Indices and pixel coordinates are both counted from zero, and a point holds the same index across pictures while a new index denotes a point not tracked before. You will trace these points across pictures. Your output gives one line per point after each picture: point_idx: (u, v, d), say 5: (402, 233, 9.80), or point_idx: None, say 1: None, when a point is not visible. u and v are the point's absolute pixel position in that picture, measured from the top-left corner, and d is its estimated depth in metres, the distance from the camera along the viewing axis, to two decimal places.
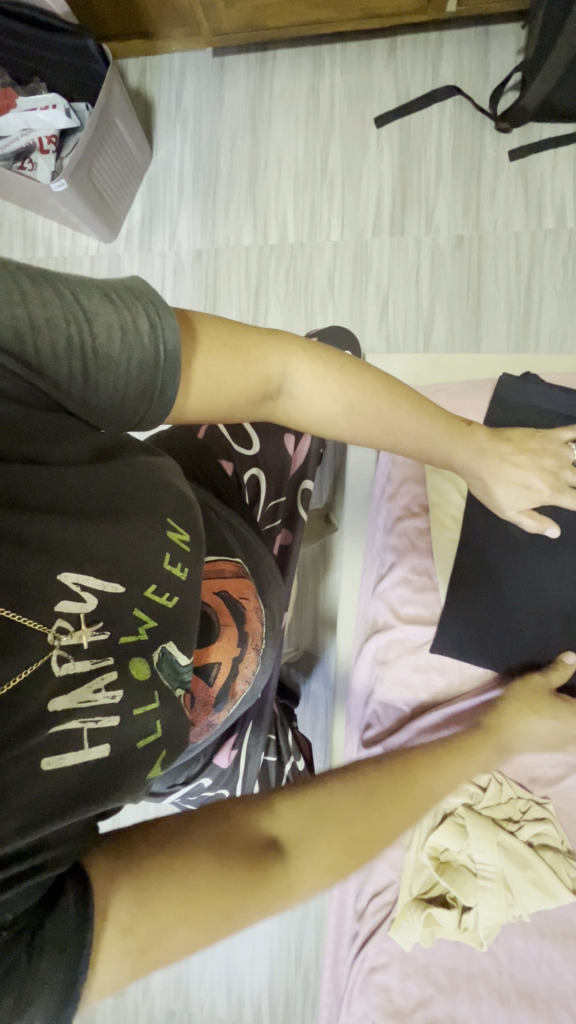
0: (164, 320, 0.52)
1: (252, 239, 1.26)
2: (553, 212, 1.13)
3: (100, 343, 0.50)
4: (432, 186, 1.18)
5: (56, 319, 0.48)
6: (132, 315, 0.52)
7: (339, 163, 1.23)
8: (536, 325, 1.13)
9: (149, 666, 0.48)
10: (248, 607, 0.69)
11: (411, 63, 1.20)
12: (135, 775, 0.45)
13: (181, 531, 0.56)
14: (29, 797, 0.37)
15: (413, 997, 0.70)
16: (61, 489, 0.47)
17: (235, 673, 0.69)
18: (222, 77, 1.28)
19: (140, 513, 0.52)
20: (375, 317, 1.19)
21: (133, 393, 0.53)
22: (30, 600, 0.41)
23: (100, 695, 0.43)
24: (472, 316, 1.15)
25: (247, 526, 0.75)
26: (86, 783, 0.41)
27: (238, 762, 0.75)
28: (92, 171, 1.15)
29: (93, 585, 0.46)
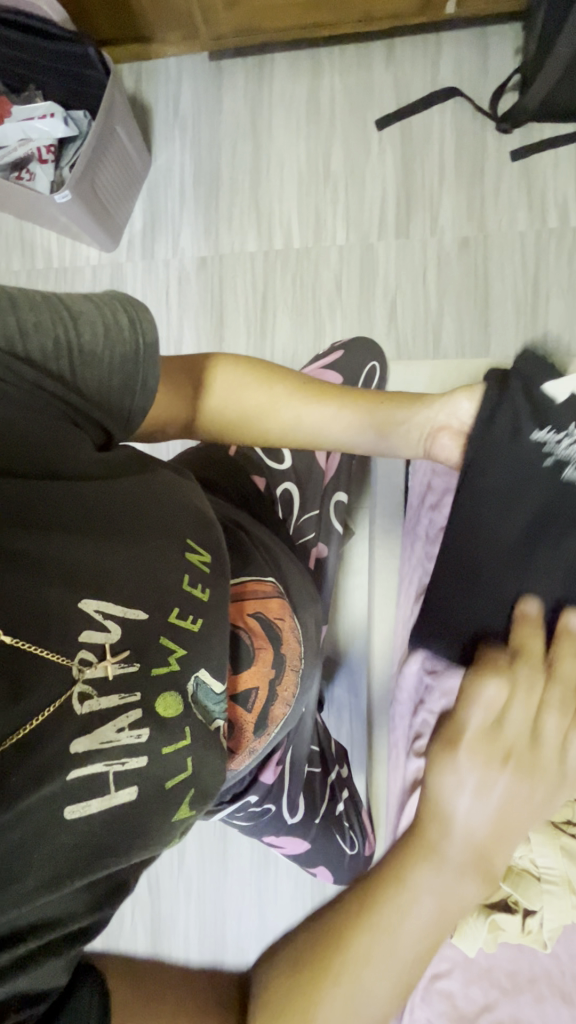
0: (142, 319, 0.61)
1: (256, 245, 1.25)
2: (557, 212, 1.15)
3: (85, 340, 0.57)
4: (436, 189, 1.19)
5: (47, 323, 0.56)
6: (112, 316, 0.60)
7: (341, 166, 1.22)
8: (543, 324, 1.14)
9: (181, 700, 0.52)
10: (283, 628, 0.69)
11: (410, 64, 1.20)
12: (159, 816, 0.50)
13: (201, 552, 0.58)
14: (50, 851, 0.44)
15: (478, 1002, 0.70)
16: (75, 515, 0.51)
17: (274, 697, 0.68)
18: (220, 81, 1.27)
19: (155, 539, 0.55)
20: (384, 319, 1.19)
21: (117, 384, 0.59)
22: (46, 625, 0.46)
23: (123, 733, 0.47)
24: (480, 317, 1.16)
25: (278, 543, 0.75)
26: (111, 824, 0.47)
27: (283, 777, 0.72)
28: (95, 180, 1.14)
29: (114, 616, 0.50)
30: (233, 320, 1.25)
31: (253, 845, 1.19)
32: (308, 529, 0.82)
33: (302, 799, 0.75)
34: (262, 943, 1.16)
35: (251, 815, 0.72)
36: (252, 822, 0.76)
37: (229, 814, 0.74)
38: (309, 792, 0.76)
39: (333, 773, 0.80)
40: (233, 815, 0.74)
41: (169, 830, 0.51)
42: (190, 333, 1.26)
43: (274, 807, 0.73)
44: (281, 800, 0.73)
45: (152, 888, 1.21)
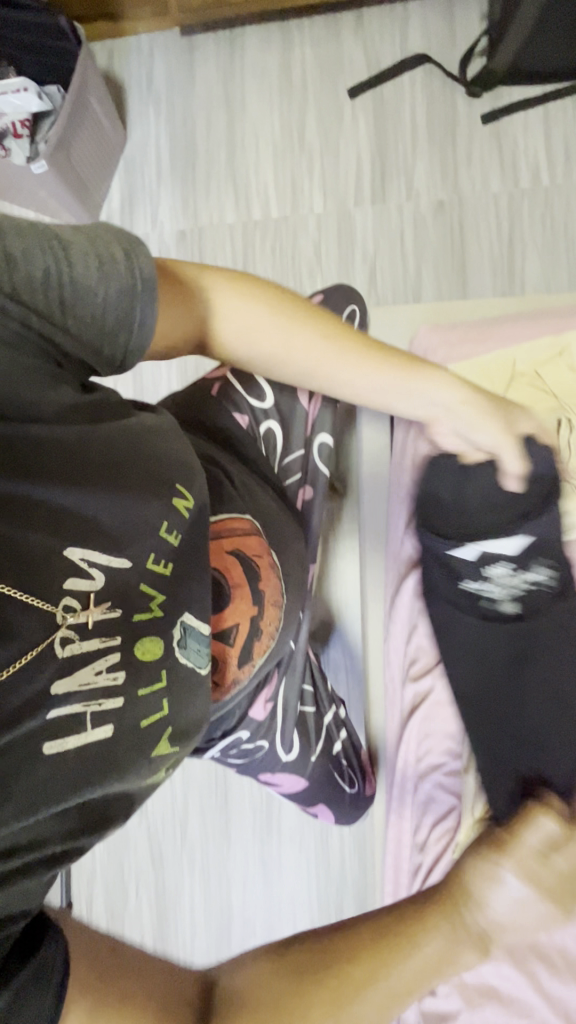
0: (138, 249, 0.54)
1: (235, 216, 1.26)
2: (528, 172, 1.17)
3: (77, 275, 0.51)
4: (410, 154, 1.20)
5: (34, 250, 0.49)
6: (104, 249, 0.53)
7: (316, 135, 1.24)
8: (521, 280, 1.16)
9: (162, 644, 0.54)
10: (261, 565, 0.69)
11: (379, 33, 1.21)
12: (138, 752, 0.51)
13: (186, 499, 0.60)
14: (30, 782, 0.44)
15: None
16: (58, 459, 0.51)
17: (255, 634, 0.68)
18: (192, 56, 1.27)
19: (138, 484, 0.56)
20: (364, 283, 1.21)
21: (110, 321, 0.54)
22: (34, 573, 0.47)
23: (101, 675, 0.49)
24: (458, 277, 1.18)
25: (256, 484, 0.75)
26: (90, 762, 0.48)
27: (274, 713, 0.76)
28: (71, 153, 1.14)
29: (98, 563, 0.51)
30: None
31: (255, 812, 1.19)
32: (293, 471, 0.82)
33: (296, 737, 0.78)
34: (268, 909, 1.16)
35: (244, 750, 0.76)
36: (246, 762, 0.79)
37: (223, 753, 0.77)
38: (304, 732, 0.79)
39: (329, 715, 0.82)
40: (227, 754, 0.77)
41: (150, 770, 0.53)
42: None
43: (267, 743, 0.77)
44: (273, 736, 0.76)
45: (155, 861, 1.21)
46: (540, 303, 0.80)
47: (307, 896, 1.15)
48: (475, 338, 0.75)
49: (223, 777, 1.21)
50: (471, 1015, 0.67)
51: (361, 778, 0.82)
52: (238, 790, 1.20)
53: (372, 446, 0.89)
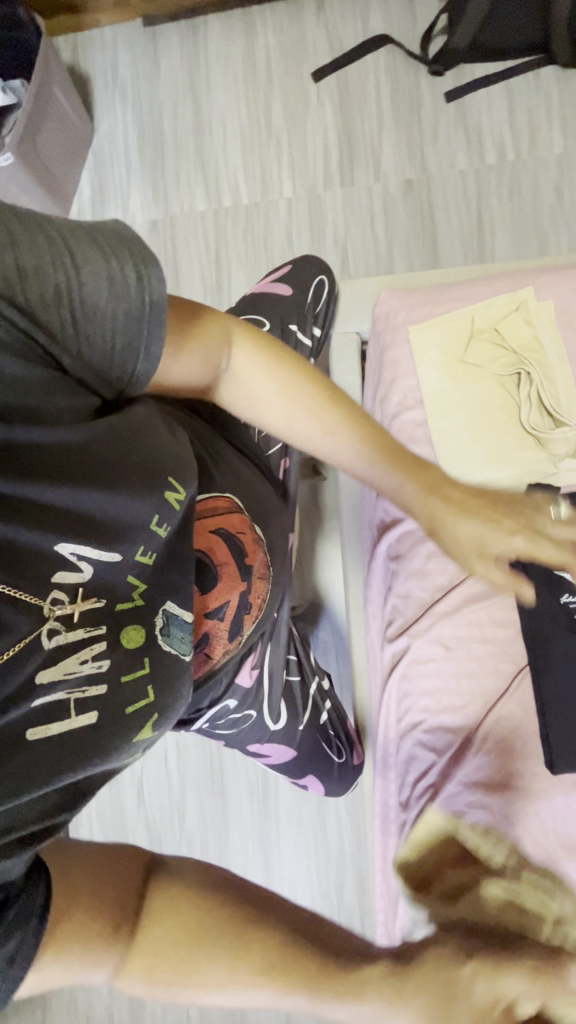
0: (150, 269, 0.53)
1: (206, 205, 1.26)
2: (494, 147, 1.18)
3: (87, 291, 0.51)
4: (377, 134, 1.21)
5: (45, 265, 0.49)
6: (119, 266, 0.52)
7: (282, 120, 1.24)
8: (491, 254, 1.17)
9: (144, 633, 0.55)
10: (246, 540, 0.70)
11: (341, 16, 1.22)
12: (121, 736, 0.51)
13: (177, 492, 0.59)
14: (13, 766, 0.45)
15: None
16: (55, 459, 0.52)
17: (245, 605, 0.69)
18: (156, 47, 1.28)
19: (131, 482, 0.56)
20: (337, 264, 1.21)
21: (120, 347, 0.55)
22: (28, 568, 0.48)
23: (87, 662, 0.50)
24: (429, 255, 1.19)
25: (237, 458, 0.75)
26: (75, 746, 0.48)
27: (261, 679, 0.76)
28: (38, 144, 1.14)
29: (88, 558, 0.52)
30: (188, 280, 1.26)
31: (252, 794, 1.20)
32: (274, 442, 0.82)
33: (283, 706, 0.80)
34: None
35: (232, 720, 0.77)
36: (234, 732, 0.80)
37: (211, 724, 0.77)
38: (291, 701, 0.80)
39: (313, 684, 0.83)
40: (215, 725, 0.78)
41: (134, 754, 0.53)
42: None
43: (254, 713, 0.78)
44: (261, 704, 0.77)
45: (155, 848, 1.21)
46: (506, 266, 0.81)
47: (306, 876, 1.15)
48: (441, 300, 0.75)
49: (219, 761, 1.21)
50: None
51: (348, 744, 0.85)
52: (234, 773, 1.21)
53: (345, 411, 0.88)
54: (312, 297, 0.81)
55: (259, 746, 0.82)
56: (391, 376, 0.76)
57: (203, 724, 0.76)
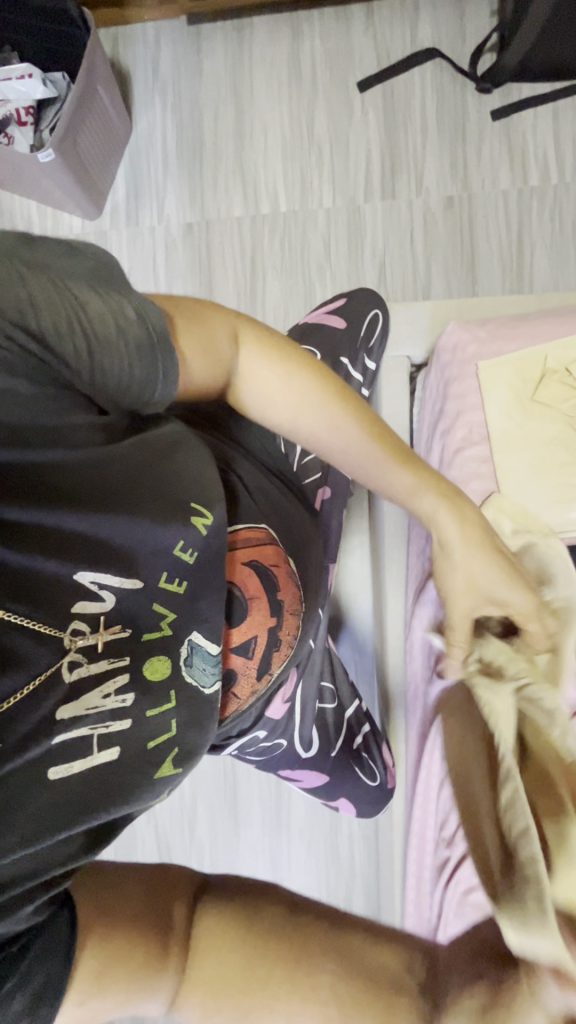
0: (151, 306, 0.53)
1: (243, 211, 1.25)
2: (537, 170, 1.17)
3: (99, 327, 0.49)
4: (420, 148, 1.20)
5: (55, 307, 0.47)
6: (123, 304, 0.51)
7: (325, 129, 1.22)
8: (529, 277, 1.16)
9: (170, 664, 0.52)
10: (279, 573, 0.66)
11: (390, 27, 1.21)
12: (146, 774, 0.50)
13: (204, 516, 0.55)
14: (33, 809, 0.43)
15: None
16: (72, 484, 0.49)
17: (274, 642, 0.65)
18: (200, 46, 1.25)
19: (155, 508, 0.53)
20: (373, 279, 1.20)
21: (137, 376, 0.52)
22: (44, 602, 0.45)
23: (108, 697, 0.48)
24: (467, 274, 1.18)
25: (270, 483, 0.72)
26: (99, 786, 0.47)
27: (292, 712, 0.75)
28: (77, 141, 1.12)
29: (110, 586, 0.49)
30: (222, 287, 1.24)
31: (264, 812, 1.17)
32: (312, 470, 0.81)
33: (315, 736, 0.79)
34: None
35: (262, 750, 0.76)
36: (264, 758, 0.79)
37: (240, 751, 0.77)
38: (323, 731, 0.80)
39: (348, 712, 0.82)
40: (244, 752, 0.77)
41: (155, 796, 0.51)
42: None
43: (285, 742, 0.77)
44: (291, 735, 0.76)
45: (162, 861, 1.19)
46: (559, 299, 0.80)
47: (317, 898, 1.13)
48: (503, 336, 0.74)
49: (232, 775, 1.19)
50: None
51: (383, 770, 0.83)
52: (247, 789, 1.19)
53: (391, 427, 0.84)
54: (365, 331, 0.81)
55: (288, 771, 0.82)
56: (457, 409, 0.75)
57: (233, 752, 0.76)
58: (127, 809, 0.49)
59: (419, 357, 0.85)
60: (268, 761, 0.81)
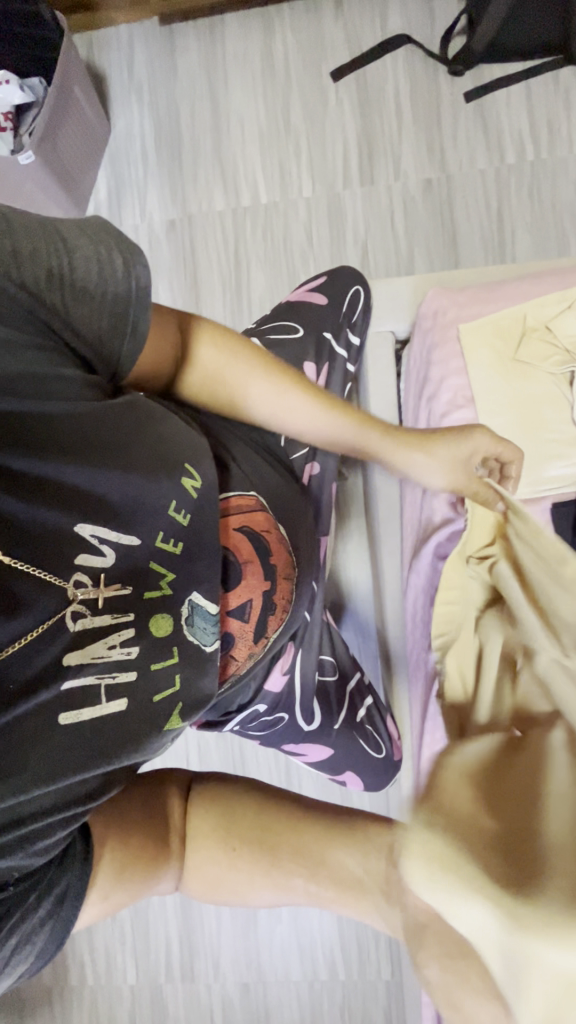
0: (137, 257, 0.53)
1: (224, 204, 1.26)
2: (514, 147, 1.18)
3: (77, 272, 0.50)
4: (396, 132, 1.21)
5: (36, 248, 0.48)
6: (106, 251, 0.52)
7: (301, 120, 1.24)
8: (511, 253, 1.17)
9: (171, 622, 0.53)
10: (271, 539, 0.66)
11: (360, 17, 1.22)
12: (151, 726, 0.51)
13: (194, 478, 0.56)
14: (45, 747, 0.44)
15: None
16: (65, 437, 0.49)
17: (270, 608, 0.66)
18: (173, 46, 1.27)
19: (147, 466, 0.53)
20: (356, 263, 1.21)
21: (106, 327, 0.53)
22: (46, 552, 0.45)
23: (114, 649, 0.48)
24: (449, 254, 1.18)
25: (258, 455, 0.72)
26: (108, 735, 0.48)
27: (293, 684, 0.76)
28: (57, 140, 1.13)
29: (109, 540, 0.50)
30: (208, 281, 1.25)
31: None
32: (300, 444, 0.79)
33: (317, 706, 0.78)
34: None
35: (265, 723, 0.76)
36: (267, 732, 0.79)
37: (242, 726, 0.77)
38: (325, 701, 0.79)
39: (352, 682, 0.82)
40: (246, 726, 0.77)
41: (161, 746, 0.53)
42: (166, 298, 1.26)
43: (287, 715, 0.77)
44: (293, 707, 0.76)
45: None
46: (539, 264, 0.80)
47: None
48: (485, 300, 0.75)
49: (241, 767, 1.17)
50: None
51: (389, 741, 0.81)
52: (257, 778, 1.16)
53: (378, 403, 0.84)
54: (348, 306, 0.81)
55: (292, 746, 0.81)
56: (439, 377, 0.75)
57: (235, 727, 0.76)
58: (135, 759, 0.50)
59: (404, 328, 0.85)
60: (272, 735, 0.80)
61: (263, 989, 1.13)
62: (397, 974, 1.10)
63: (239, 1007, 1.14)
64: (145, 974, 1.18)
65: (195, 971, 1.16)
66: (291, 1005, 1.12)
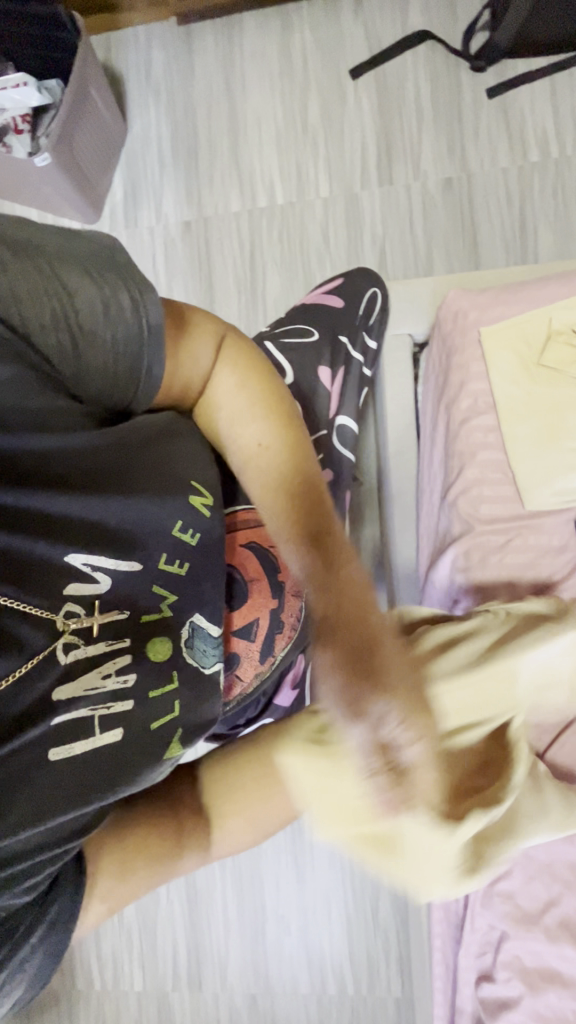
0: (146, 296, 0.50)
1: (240, 205, 1.24)
2: (537, 145, 1.15)
3: (84, 316, 0.48)
4: (416, 131, 1.18)
5: (37, 296, 0.46)
6: (114, 289, 0.49)
7: (319, 119, 1.22)
8: (534, 253, 1.14)
9: (172, 644, 0.52)
10: (280, 554, 0.64)
11: (380, 13, 1.20)
12: (149, 755, 0.49)
13: (203, 496, 0.56)
14: (35, 787, 0.43)
15: (540, 899, 0.66)
16: (63, 467, 0.48)
17: (277, 626, 0.64)
18: (191, 46, 1.26)
19: (151, 488, 0.52)
20: (374, 264, 1.19)
21: (121, 371, 0.51)
22: (40, 587, 0.45)
23: (109, 678, 0.48)
24: (470, 254, 1.16)
25: None
26: (101, 766, 0.47)
27: (301, 698, 0.74)
28: (73, 145, 1.13)
29: (104, 569, 0.49)
30: (222, 284, 1.24)
31: None
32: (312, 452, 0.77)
33: None
34: (303, 908, 1.12)
35: None
36: None
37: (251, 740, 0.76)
38: None
39: None
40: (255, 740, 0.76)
41: (162, 771, 0.51)
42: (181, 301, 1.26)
43: None
44: None
45: None
46: (564, 266, 0.77)
47: (342, 896, 1.11)
48: (506, 306, 0.72)
49: None
50: (534, 1000, 0.65)
51: None
52: None
53: (395, 409, 0.82)
54: (364, 310, 0.79)
55: None
56: (460, 379, 0.73)
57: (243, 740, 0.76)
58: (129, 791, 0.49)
59: (422, 332, 0.83)
60: None
61: (270, 1002, 1.12)
62: (407, 992, 1.08)
63: (247, 1018, 1.12)
64: (153, 981, 1.17)
65: (202, 980, 1.15)
66: (299, 1018, 1.10)
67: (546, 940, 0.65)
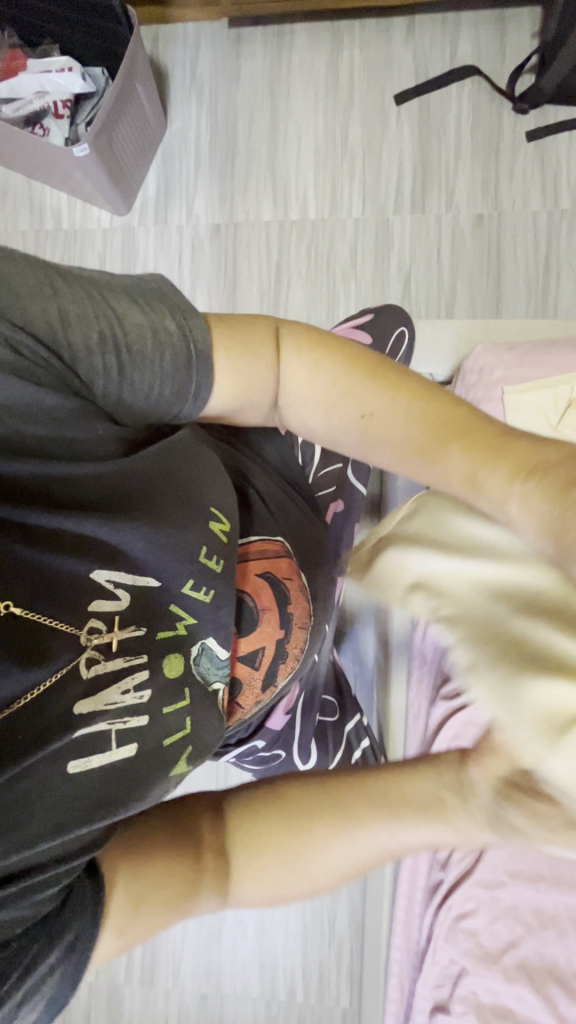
0: (191, 320, 0.54)
1: (272, 215, 1.25)
2: (569, 194, 1.16)
3: (131, 340, 0.51)
4: (453, 165, 1.19)
5: (86, 316, 0.50)
6: (162, 318, 0.53)
7: (359, 140, 1.23)
8: (554, 300, 1.16)
9: (183, 660, 0.53)
10: (291, 586, 0.66)
11: (430, 43, 1.21)
12: (162, 771, 0.50)
13: (222, 522, 0.56)
14: (54, 799, 0.44)
15: (502, 939, 0.70)
16: (91, 490, 0.50)
17: (282, 654, 0.66)
18: (239, 50, 1.26)
19: (176, 513, 0.53)
20: (398, 289, 1.20)
21: (167, 392, 0.54)
22: (64, 602, 0.47)
23: (128, 692, 0.48)
24: (492, 292, 1.17)
25: (288, 498, 0.72)
26: (115, 780, 0.47)
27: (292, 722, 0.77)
28: (112, 137, 1.13)
29: (124, 585, 0.50)
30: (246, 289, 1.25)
31: None
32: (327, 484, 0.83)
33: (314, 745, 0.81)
34: (261, 914, 1.14)
35: (260, 758, 0.77)
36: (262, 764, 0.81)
37: (239, 756, 0.78)
38: (321, 741, 0.82)
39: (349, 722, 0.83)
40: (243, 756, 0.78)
41: (170, 787, 0.52)
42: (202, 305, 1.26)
43: (283, 751, 0.79)
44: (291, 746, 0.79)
45: None
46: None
47: (300, 907, 1.13)
48: (531, 363, 0.74)
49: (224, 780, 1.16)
50: None
51: None
52: None
53: None
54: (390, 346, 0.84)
55: None
56: None
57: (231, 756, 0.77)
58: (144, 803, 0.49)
59: (443, 374, 0.84)
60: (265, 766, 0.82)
61: (220, 1002, 1.14)
62: (355, 1005, 1.10)
63: (195, 1014, 1.14)
64: (104, 975, 1.18)
65: (154, 976, 1.16)
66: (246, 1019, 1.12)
67: (503, 979, 0.69)
